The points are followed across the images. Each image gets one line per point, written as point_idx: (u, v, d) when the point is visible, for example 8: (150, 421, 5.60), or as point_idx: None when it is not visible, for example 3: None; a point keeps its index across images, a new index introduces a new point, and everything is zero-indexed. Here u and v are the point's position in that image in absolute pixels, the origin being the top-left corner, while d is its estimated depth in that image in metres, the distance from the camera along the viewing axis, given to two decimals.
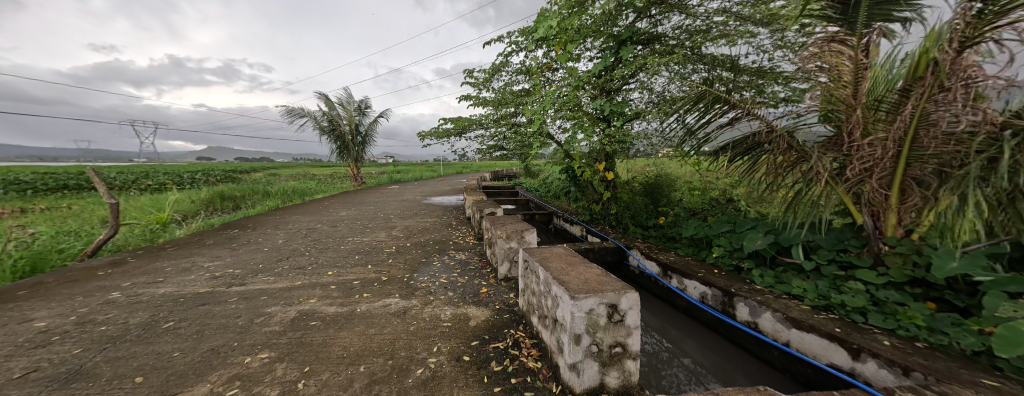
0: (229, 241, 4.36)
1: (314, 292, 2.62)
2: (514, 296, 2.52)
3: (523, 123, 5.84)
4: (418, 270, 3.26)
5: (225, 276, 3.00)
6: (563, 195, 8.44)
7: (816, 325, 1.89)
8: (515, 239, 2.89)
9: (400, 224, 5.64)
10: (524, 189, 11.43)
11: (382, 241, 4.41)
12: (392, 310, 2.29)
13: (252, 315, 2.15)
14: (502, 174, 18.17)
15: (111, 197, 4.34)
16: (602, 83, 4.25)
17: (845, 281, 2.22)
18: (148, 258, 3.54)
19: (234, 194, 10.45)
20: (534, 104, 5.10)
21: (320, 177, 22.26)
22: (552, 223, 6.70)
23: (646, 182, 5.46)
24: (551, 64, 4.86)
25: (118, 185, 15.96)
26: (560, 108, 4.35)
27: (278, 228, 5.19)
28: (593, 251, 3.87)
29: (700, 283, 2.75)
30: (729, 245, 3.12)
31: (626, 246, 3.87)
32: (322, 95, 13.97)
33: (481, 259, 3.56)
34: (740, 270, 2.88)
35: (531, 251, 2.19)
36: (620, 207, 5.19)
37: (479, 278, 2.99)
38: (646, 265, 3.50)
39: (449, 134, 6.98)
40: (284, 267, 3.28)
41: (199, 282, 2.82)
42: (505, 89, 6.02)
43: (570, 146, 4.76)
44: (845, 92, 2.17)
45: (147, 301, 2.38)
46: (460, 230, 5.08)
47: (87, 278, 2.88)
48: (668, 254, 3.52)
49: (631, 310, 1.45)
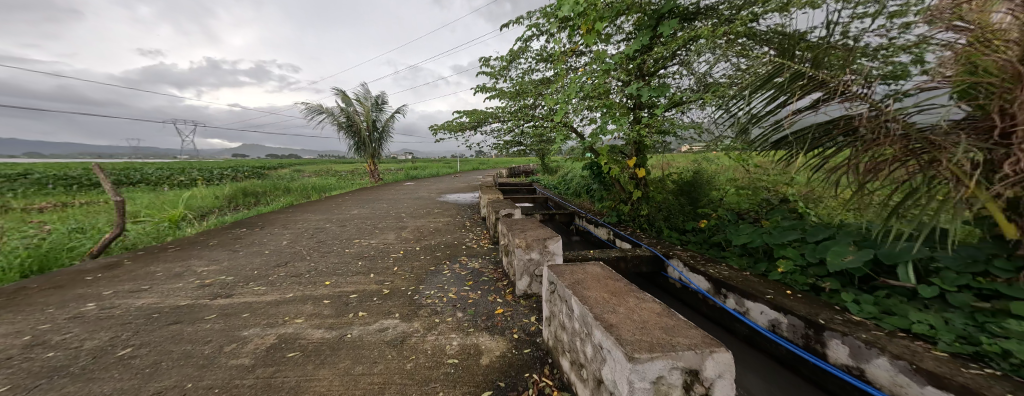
0: (233, 242, 4.14)
1: (304, 307, 2.28)
2: (536, 321, 2.07)
3: (543, 115, 5.34)
4: (425, 281, 2.87)
5: (215, 284, 2.71)
6: (585, 194, 7.89)
7: (972, 387, 1.32)
8: (536, 249, 2.45)
9: (412, 224, 5.31)
10: (542, 187, 10.94)
11: (390, 244, 4.07)
12: (389, 337, 1.89)
13: (224, 340, 1.80)
14: (519, 171, 17.72)
15: (117, 195, 4.20)
16: (636, 66, 3.68)
17: (991, 318, 1.63)
18: (144, 261, 3.33)
19: (255, 190, 10.57)
20: (556, 94, 4.59)
21: (340, 174, 22.57)
22: (574, 224, 6.21)
23: (682, 180, 4.86)
24: (576, 48, 4.33)
25: (153, 181, 16.75)
26: (587, 96, 3.82)
27: (286, 228, 4.97)
28: (624, 260, 3.35)
29: (771, 308, 2.19)
30: (802, 259, 2.53)
31: (664, 255, 3.33)
32: (340, 92, 13.96)
33: (496, 268, 3.13)
34: (820, 292, 2.30)
35: (559, 270, 1.74)
36: (653, 208, 4.62)
37: (494, 293, 2.56)
38: (691, 279, 2.94)
39: (463, 128, 6.57)
40: (280, 274, 2.98)
41: (183, 292, 2.54)
42: (523, 79, 5.54)
43: (597, 139, 4.23)
44: (1008, 57, 1.51)
45: (118, 316, 2.10)
46: (474, 233, 4.67)
47: (72, 284, 2.66)
48: (719, 265, 2.95)
49: (719, 380, 0.98)
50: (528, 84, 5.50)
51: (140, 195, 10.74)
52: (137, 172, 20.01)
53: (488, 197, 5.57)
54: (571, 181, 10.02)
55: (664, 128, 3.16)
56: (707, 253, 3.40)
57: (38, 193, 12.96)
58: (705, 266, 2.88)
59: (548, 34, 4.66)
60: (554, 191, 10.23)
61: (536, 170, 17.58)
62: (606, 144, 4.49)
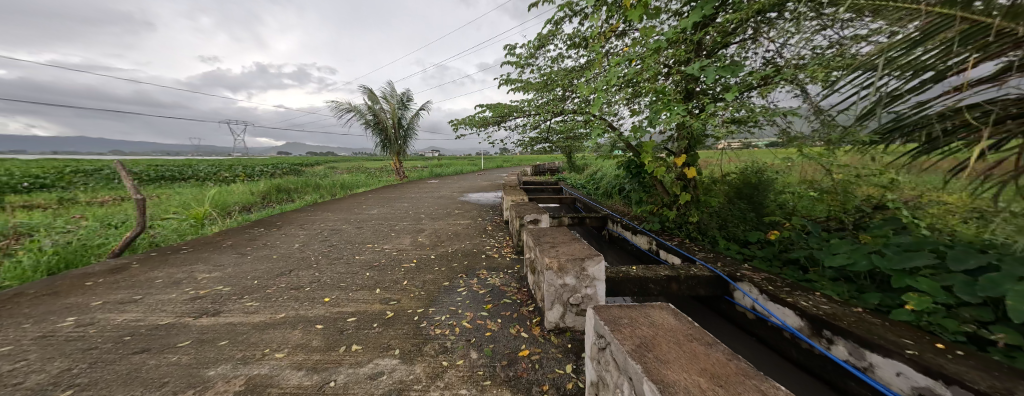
0: (246, 243, 3.97)
1: (292, 334, 1.92)
2: (573, 374, 1.56)
3: (575, 107, 4.76)
4: (437, 301, 2.44)
5: (209, 297, 2.44)
6: (617, 195, 7.22)
7: None
8: (571, 273, 1.95)
9: (429, 227, 4.96)
10: (569, 186, 10.30)
11: (404, 252, 3.71)
12: (380, 389, 1.45)
13: (182, 384, 1.45)
14: (544, 168, 17.18)
15: (139, 193, 4.15)
16: (694, 43, 2.98)
17: None
18: (152, 264, 3.18)
19: (287, 187, 10.87)
20: (591, 83, 4.01)
21: (369, 170, 23.07)
22: (607, 229, 5.63)
23: (741, 181, 4.16)
24: (616, 28, 3.72)
25: (199, 177, 17.97)
26: (631, 83, 3.23)
27: (302, 229, 4.78)
28: (676, 280, 2.78)
29: (916, 370, 1.50)
30: (947, 296, 1.82)
31: (729, 276, 2.70)
32: (367, 90, 14.05)
33: (520, 287, 2.65)
34: (988, 348, 1.59)
35: (611, 317, 1.21)
36: (704, 214, 4.04)
37: (518, 323, 2.08)
38: (773, 313, 2.28)
39: (486, 123, 6.13)
40: (280, 286, 2.67)
41: (172, 306, 2.27)
42: (554, 68, 5.00)
43: (641, 134, 3.62)
44: None
45: (88, 338, 1.82)
46: (495, 239, 4.22)
47: (68, 291, 2.48)
48: (811, 295, 2.27)
49: None
50: (559, 74, 4.94)
51: (185, 190, 11.34)
52: (188, 168, 21.51)
53: (511, 198, 5.09)
54: (600, 181, 9.34)
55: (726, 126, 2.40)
56: (785, 275, 2.73)
57: (101, 188, 14.12)
58: (789, 296, 2.23)
59: (583, 14, 4.07)
60: (581, 190, 9.59)
61: (562, 168, 16.93)
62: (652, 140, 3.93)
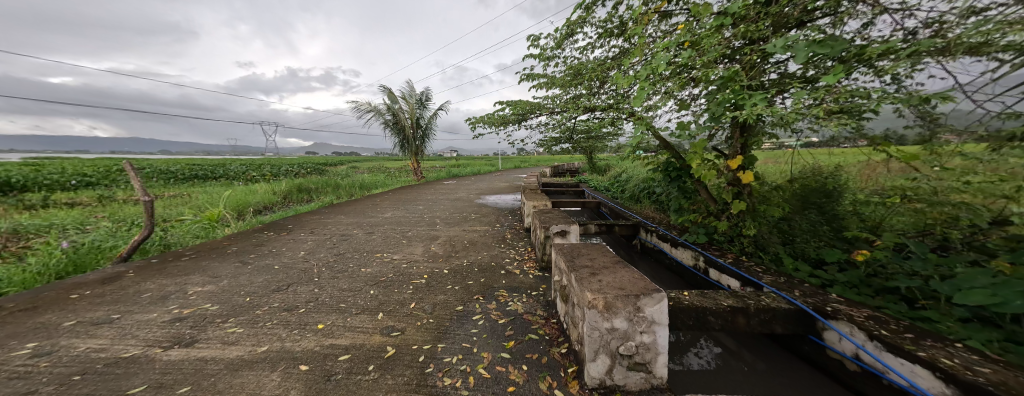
0: (252, 250, 3.74)
1: (270, 378, 1.56)
2: None
3: (606, 102, 4.26)
4: (448, 333, 2.03)
5: (193, 318, 2.14)
6: (648, 200, 6.65)
7: None
8: (623, 315, 1.48)
9: (445, 234, 4.62)
10: (592, 189, 9.76)
11: (415, 264, 3.36)
12: None
13: None
14: (562, 169, 16.63)
15: (147, 194, 3.98)
16: (772, 17, 2.40)
17: None
18: (148, 272, 2.96)
19: (309, 187, 10.96)
20: (628, 73, 3.51)
21: (390, 170, 23.36)
22: (638, 238, 5.15)
23: (801, 187, 3.59)
24: (662, 7, 3.18)
25: (230, 176, 18.73)
26: (681, 71, 2.71)
27: (313, 234, 4.54)
28: (744, 313, 2.25)
29: None
30: None
31: (817, 311, 2.16)
32: (387, 90, 14.00)
33: (548, 317, 2.21)
34: None
35: None
36: (761, 226, 3.49)
37: (549, 373, 1.63)
38: (896, 369, 1.74)
39: (507, 121, 5.71)
40: (273, 305, 2.35)
41: (148, 329, 1.98)
42: (583, 60, 4.50)
43: (688, 132, 3.10)
44: None
45: (33, 376, 1.52)
46: (516, 251, 3.79)
47: (48, 306, 2.25)
48: (950, 349, 1.68)
49: None
50: (588, 66, 4.43)
51: (213, 189, 11.66)
52: (221, 167, 22.52)
53: (532, 203, 4.63)
54: (626, 184, 8.74)
55: (821, 118, 1.86)
56: (889, 313, 2.14)
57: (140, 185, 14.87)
58: (921, 350, 1.66)
59: None
60: (605, 194, 9.01)
61: (583, 169, 16.28)
62: (700, 139, 3.42)
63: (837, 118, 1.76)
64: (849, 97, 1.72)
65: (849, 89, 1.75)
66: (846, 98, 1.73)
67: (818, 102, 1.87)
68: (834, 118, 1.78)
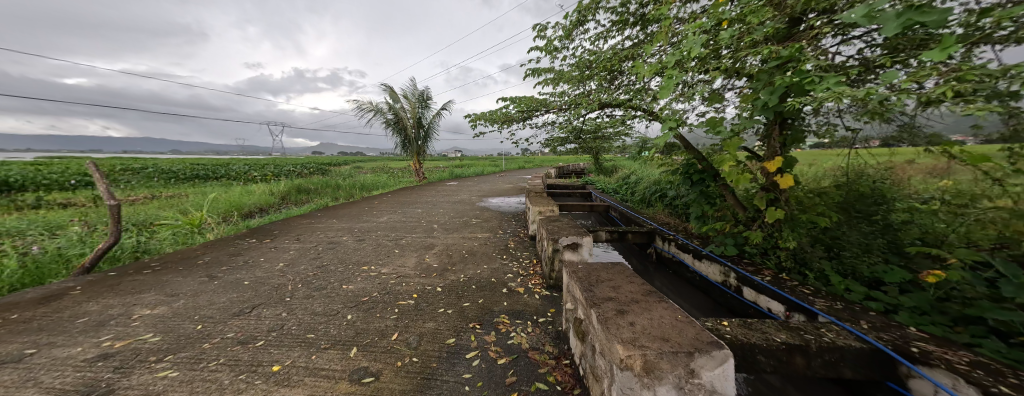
0: (226, 260, 3.36)
1: None
2: None
3: (620, 97, 3.82)
4: (433, 380, 1.62)
5: (123, 354, 1.75)
6: (661, 205, 6.18)
7: None
8: (670, 381, 1.05)
9: (442, 242, 4.21)
10: (599, 191, 9.31)
11: (405, 280, 2.96)
12: None
13: None
14: (567, 171, 16.16)
15: (113, 198, 3.61)
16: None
17: None
18: (97, 290, 2.58)
19: (308, 187, 10.67)
20: (648, 63, 3.07)
21: (393, 171, 23.05)
22: (653, 246, 4.73)
23: (846, 192, 3.13)
24: None
25: (232, 176, 18.61)
26: (720, 55, 2.26)
27: (298, 241, 4.16)
28: (803, 353, 1.80)
29: None
30: None
31: (901, 354, 1.71)
32: (389, 88, 13.65)
33: (560, 356, 1.79)
34: None
35: None
36: (800, 237, 3.05)
37: None
38: None
39: (511, 119, 5.29)
40: (228, 336, 1.96)
41: (59, 373, 1.59)
42: (594, 51, 4.07)
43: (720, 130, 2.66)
44: None
45: None
46: (519, 264, 3.37)
47: None
48: None
49: None
50: (600, 58, 4.01)
51: (210, 190, 11.40)
52: (224, 167, 22.42)
53: (537, 209, 4.21)
54: (635, 187, 8.26)
55: (924, 107, 1.39)
56: (995, 359, 1.68)
57: (140, 184, 14.70)
58: None
59: None
60: (613, 197, 8.53)
61: (589, 170, 15.80)
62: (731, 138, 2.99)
63: (954, 105, 1.29)
64: (976, 75, 1.24)
65: (972, 66, 1.28)
66: (971, 78, 1.25)
67: (920, 85, 1.40)
68: (948, 104, 1.31)
